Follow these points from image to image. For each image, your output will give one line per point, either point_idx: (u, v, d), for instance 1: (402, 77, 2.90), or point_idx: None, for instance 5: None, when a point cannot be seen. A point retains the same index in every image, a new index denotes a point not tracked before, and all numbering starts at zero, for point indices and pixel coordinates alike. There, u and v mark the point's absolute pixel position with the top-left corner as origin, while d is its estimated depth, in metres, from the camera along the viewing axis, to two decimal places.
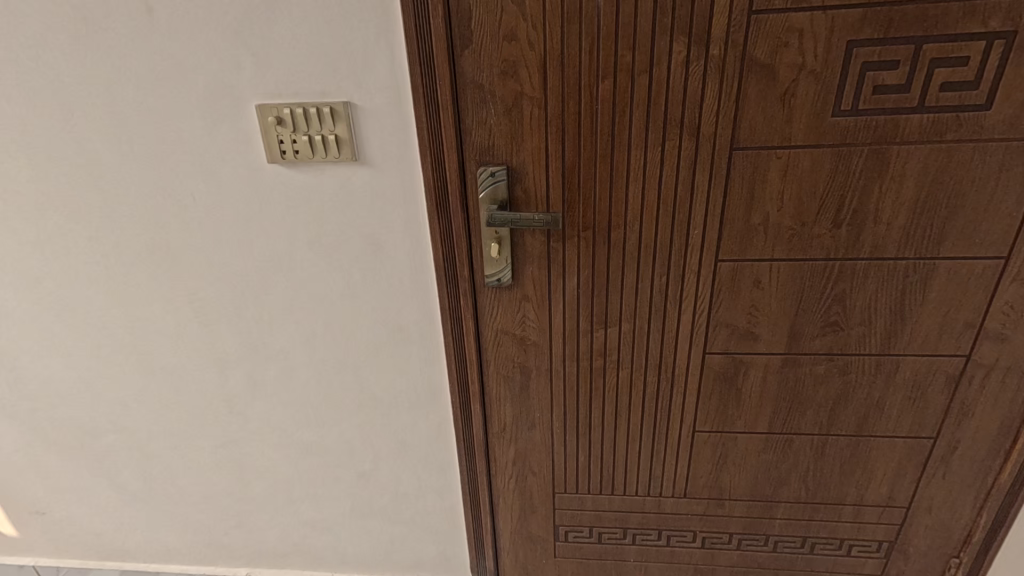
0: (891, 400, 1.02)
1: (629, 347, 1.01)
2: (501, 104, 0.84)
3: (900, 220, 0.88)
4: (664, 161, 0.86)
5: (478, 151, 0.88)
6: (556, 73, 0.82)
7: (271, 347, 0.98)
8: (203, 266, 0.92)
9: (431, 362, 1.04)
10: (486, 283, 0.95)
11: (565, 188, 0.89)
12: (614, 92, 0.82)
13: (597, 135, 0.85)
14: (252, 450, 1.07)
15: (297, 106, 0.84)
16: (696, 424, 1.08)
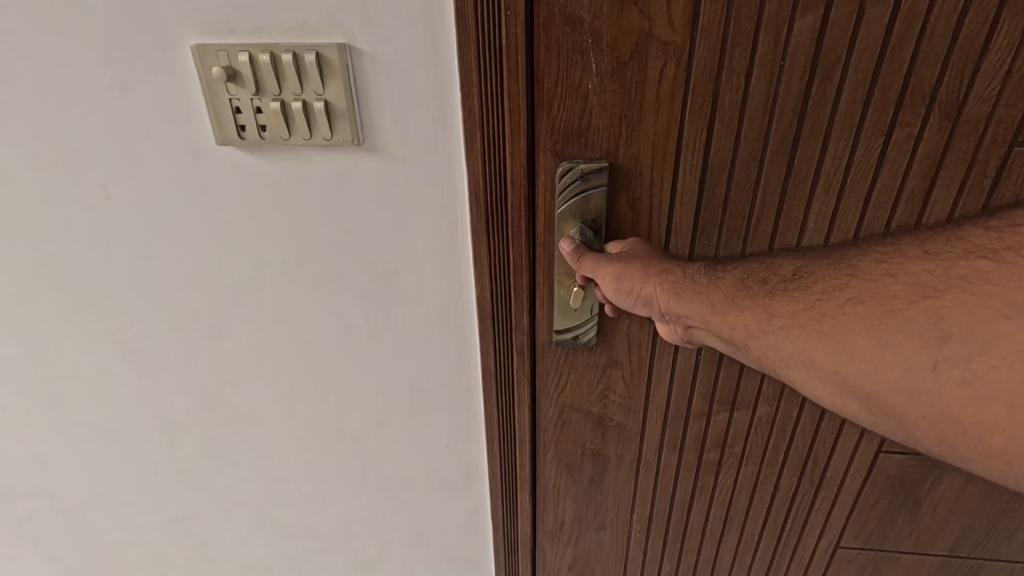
0: None
1: (763, 442, 0.68)
2: (608, 55, 0.50)
3: None
4: (886, 162, 0.54)
5: (558, 137, 0.53)
6: (716, 4, 0.47)
7: (244, 402, 0.74)
8: (151, 292, 0.67)
9: (464, 437, 0.73)
10: (555, 341, 0.63)
11: (703, 197, 0.56)
12: (824, 41, 0.48)
13: (775, 118, 0.52)
14: (236, 509, 0.86)
15: (260, 50, 0.50)
16: (842, 541, 0.76)
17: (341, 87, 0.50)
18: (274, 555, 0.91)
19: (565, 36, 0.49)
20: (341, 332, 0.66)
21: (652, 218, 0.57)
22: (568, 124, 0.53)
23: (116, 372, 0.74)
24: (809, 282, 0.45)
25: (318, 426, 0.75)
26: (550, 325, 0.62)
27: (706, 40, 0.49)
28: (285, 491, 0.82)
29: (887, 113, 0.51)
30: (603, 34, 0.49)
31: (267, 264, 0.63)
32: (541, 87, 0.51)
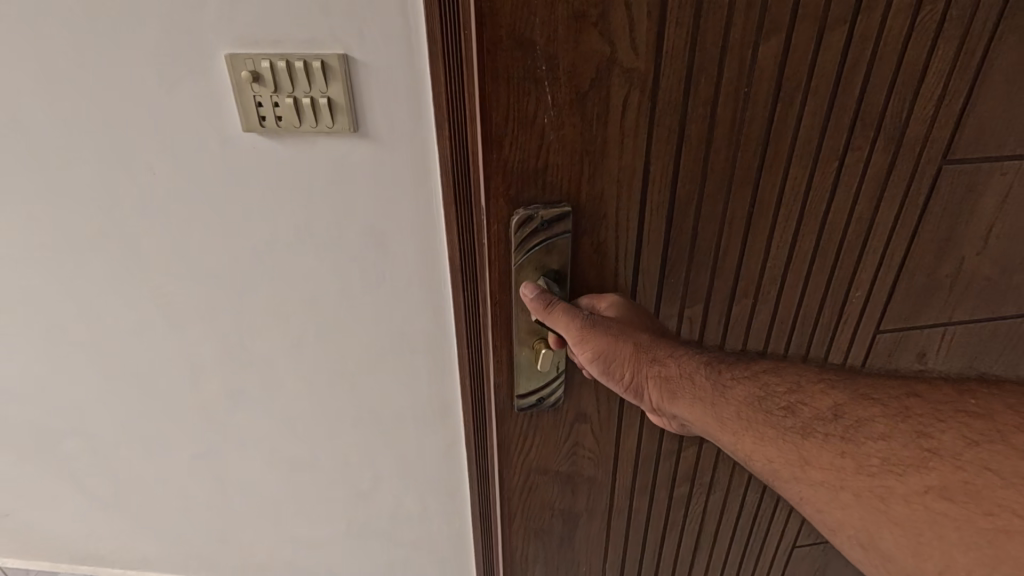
0: None
1: (725, 472, 0.89)
2: (567, 90, 0.57)
3: None
4: (841, 183, 0.66)
5: (515, 177, 0.61)
6: (683, 26, 0.54)
7: (258, 351, 0.89)
8: (181, 253, 0.81)
9: (443, 378, 0.88)
10: (521, 402, 0.74)
11: (670, 211, 0.64)
12: (786, 67, 0.57)
13: (741, 146, 0.61)
14: (249, 446, 1.02)
15: (278, 59, 0.65)
16: (798, 539, 0.99)
17: (341, 86, 0.65)
18: (283, 489, 1.07)
19: (527, 77, 0.56)
20: (339, 287, 0.81)
21: (617, 246, 0.66)
22: (526, 164, 0.61)
23: (152, 323, 0.89)
24: (843, 419, 0.47)
25: (321, 369, 0.90)
26: (516, 386, 0.73)
27: (668, 86, 0.57)
28: (294, 429, 0.98)
29: (842, 137, 0.63)
30: (559, 62, 0.55)
31: (281, 229, 0.77)
32: (491, 122, 0.58)
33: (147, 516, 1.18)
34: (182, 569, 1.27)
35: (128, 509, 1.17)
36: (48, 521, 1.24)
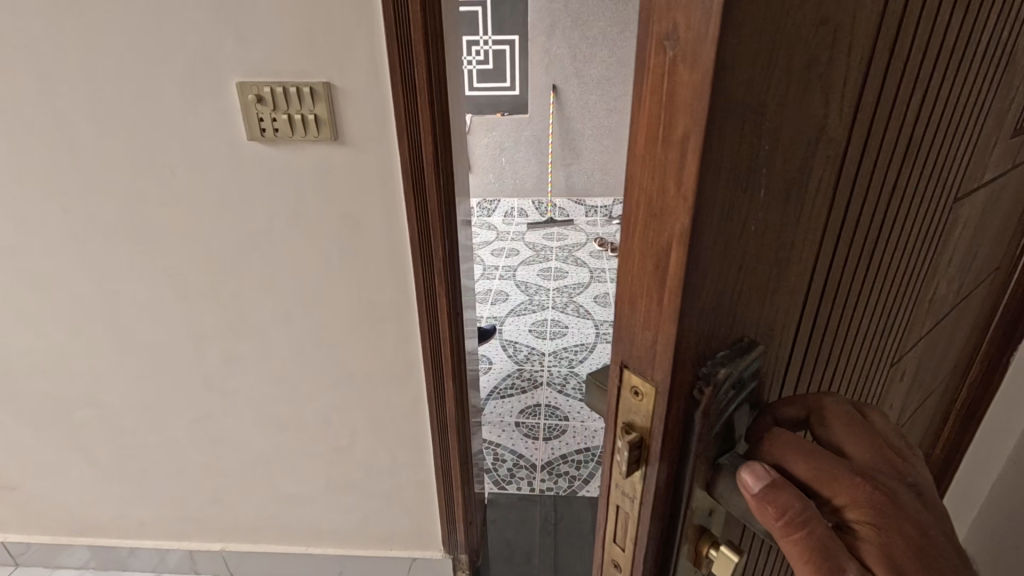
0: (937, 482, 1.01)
1: None
2: (778, 168, 0.31)
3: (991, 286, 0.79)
4: (907, 236, 0.50)
5: (706, 319, 0.31)
6: (870, 95, 0.34)
7: (252, 322, 1.08)
8: (191, 239, 1.00)
9: (407, 340, 1.07)
10: None
11: (803, 326, 0.40)
12: (914, 113, 0.40)
13: (871, 220, 0.42)
14: (242, 410, 1.19)
15: (277, 85, 0.86)
16: None
17: (325, 106, 0.86)
18: (270, 449, 1.24)
19: (725, 191, 0.28)
20: (323, 264, 1.01)
21: (773, 373, 0.39)
22: (720, 299, 0.32)
23: (163, 299, 1.07)
24: None
25: (307, 335, 1.09)
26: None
27: (874, 130, 0.36)
28: (282, 392, 1.16)
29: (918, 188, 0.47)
30: (780, 140, 0.30)
31: (275, 217, 0.97)
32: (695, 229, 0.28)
33: (145, 480, 1.32)
34: (174, 532, 1.41)
35: (128, 474, 1.32)
36: (51, 492, 1.37)
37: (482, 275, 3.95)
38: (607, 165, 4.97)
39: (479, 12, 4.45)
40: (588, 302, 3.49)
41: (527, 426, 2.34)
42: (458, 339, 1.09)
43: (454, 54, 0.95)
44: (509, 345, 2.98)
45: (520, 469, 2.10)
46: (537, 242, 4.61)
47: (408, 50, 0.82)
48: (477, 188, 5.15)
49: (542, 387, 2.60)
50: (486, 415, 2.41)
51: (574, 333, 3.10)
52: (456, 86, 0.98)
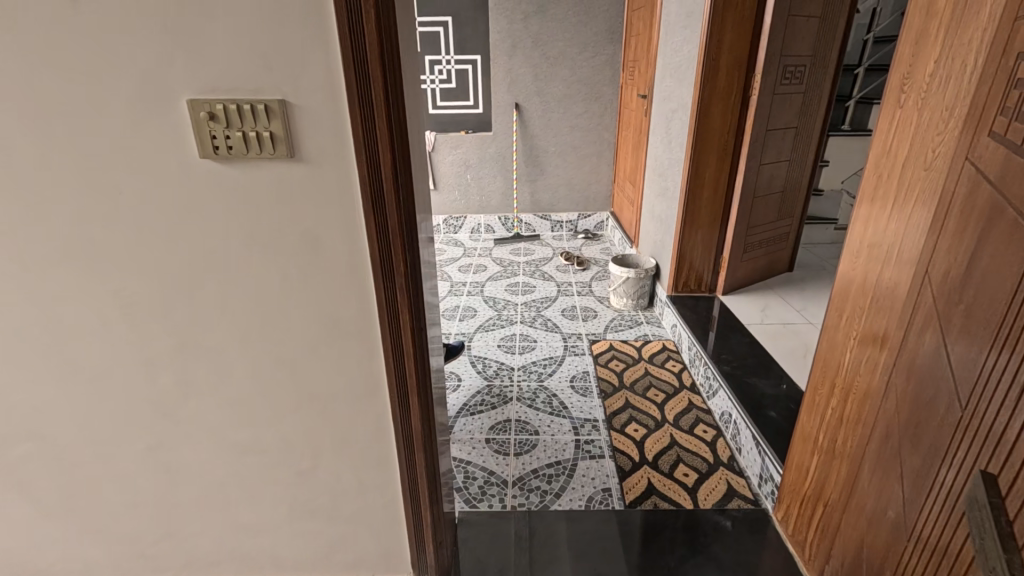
0: (863, 435, 1.14)
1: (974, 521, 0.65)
2: None
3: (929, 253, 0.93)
4: None
5: None
6: None
7: (206, 345, 1.05)
8: (136, 260, 0.97)
9: (369, 357, 1.06)
10: None
11: None
12: None
13: None
14: (194, 437, 1.14)
15: (230, 103, 0.85)
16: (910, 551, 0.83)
17: (280, 123, 0.86)
18: (227, 476, 1.19)
19: None
20: (280, 282, 0.99)
21: None
22: None
23: (108, 324, 1.03)
24: None
25: (266, 356, 1.06)
26: None
27: None
28: (239, 416, 1.12)
29: None
30: None
31: (230, 236, 0.95)
32: None
33: (93, 517, 1.25)
34: (123, 571, 1.33)
35: (70, 511, 1.24)
36: None
37: (449, 291, 3.93)
38: (570, 181, 5.07)
39: (440, 31, 4.52)
40: (556, 316, 3.52)
41: (497, 442, 2.33)
42: (422, 354, 1.08)
43: (411, 72, 0.97)
44: (477, 361, 2.97)
45: (492, 486, 2.09)
46: (504, 257, 4.64)
47: (363, 68, 0.82)
48: (443, 205, 5.16)
49: (511, 402, 2.60)
50: (456, 433, 2.38)
51: (542, 347, 3.11)
52: (413, 104, 0.99)
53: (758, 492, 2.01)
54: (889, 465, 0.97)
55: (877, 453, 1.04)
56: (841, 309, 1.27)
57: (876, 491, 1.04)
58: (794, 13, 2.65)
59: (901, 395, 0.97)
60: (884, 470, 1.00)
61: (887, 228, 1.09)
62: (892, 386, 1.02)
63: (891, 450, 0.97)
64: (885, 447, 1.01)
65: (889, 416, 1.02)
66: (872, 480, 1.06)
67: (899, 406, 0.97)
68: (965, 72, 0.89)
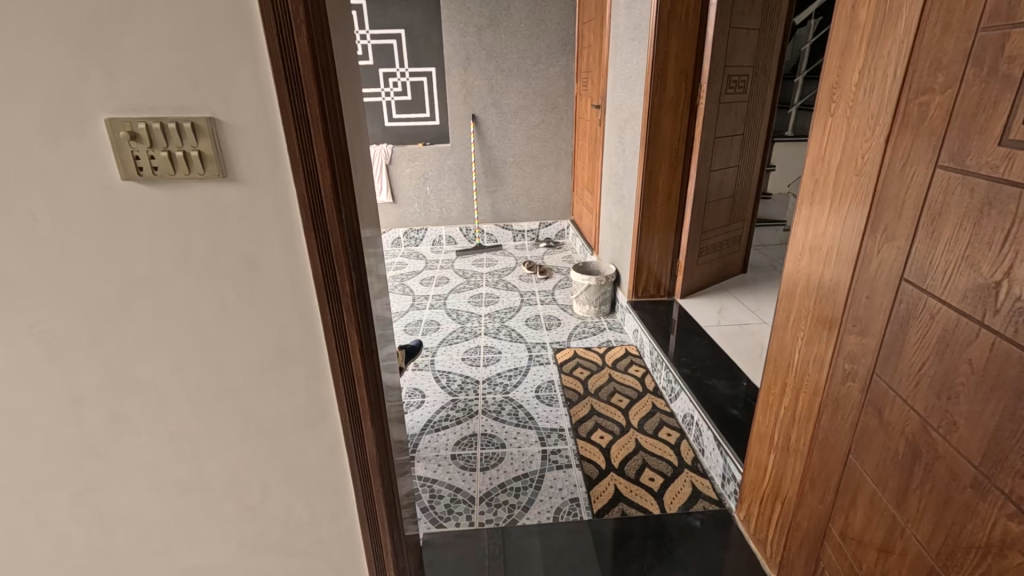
0: (825, 433, 1.14)
1: None
2: None
3: (884, 252, 0.95)
4: None
5: None
6: None
7: (138, 377, 0.98)
8: (53, 291, 0.90)
9: (318, 381, 1.01)
10: None
11: None
12: None
13: None
14: (128, 477, 1.07)
15: (153, 121, 0.80)
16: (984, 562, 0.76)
17: (209, 141, 0.82)
18: (168, 516, 1.11)
19: None
20: (217, 308, 0.94)
21: None
22: None
23: (26, 360, 0.95)
24: None
25: (204, 385, 1.00)
26: None
27: None
28: (180, 451, 1.05)
29: None
30: None
31: (160, 260, 0.89)
32: None
33: (21, 570, 1.15)
34: None
35: None
36: None
37: (411, 305, 3.87)
38: (530, 191, 5.10)
39: (393, 44, 4.51)
40: (519, 325, 3.51)
41: (463, 457, 2.29)
42: (374, 372, 1.05)
43: (350, 86, 0.94)
44: (442, 376, 2.92)
45: (458, 503, 2.04)
46: (467, 269, 4.61)
47: (297, 82, 0.80)
48: (402, 218, 5.10)
49: (477, 416, 2.56)
50: (421, 451, 2.33)
51: (507, 358, 3.10)
52: (354, 117, 0.96)
53: (722, 492, 2.04)
54: (896, 470, 0.93)
55: (862, 454, 1.01)
56: (787, 309, 1.29)
57: (871, 494, 1.00)
58: (735, 26, 2.76)
59: (887, 395, 0.94)
60: (883, 473, 0.96)
61: (826, 229, 1.12)
62: (867, 384, 1.00)
63: (892, 452, 0.94)
64: (876, 450, 0.97)
65: (868, 416, 0.99)
66: (859, 482, 1.02)
67: (889, 406, 0.94)
68: (887, 81, 0.93)
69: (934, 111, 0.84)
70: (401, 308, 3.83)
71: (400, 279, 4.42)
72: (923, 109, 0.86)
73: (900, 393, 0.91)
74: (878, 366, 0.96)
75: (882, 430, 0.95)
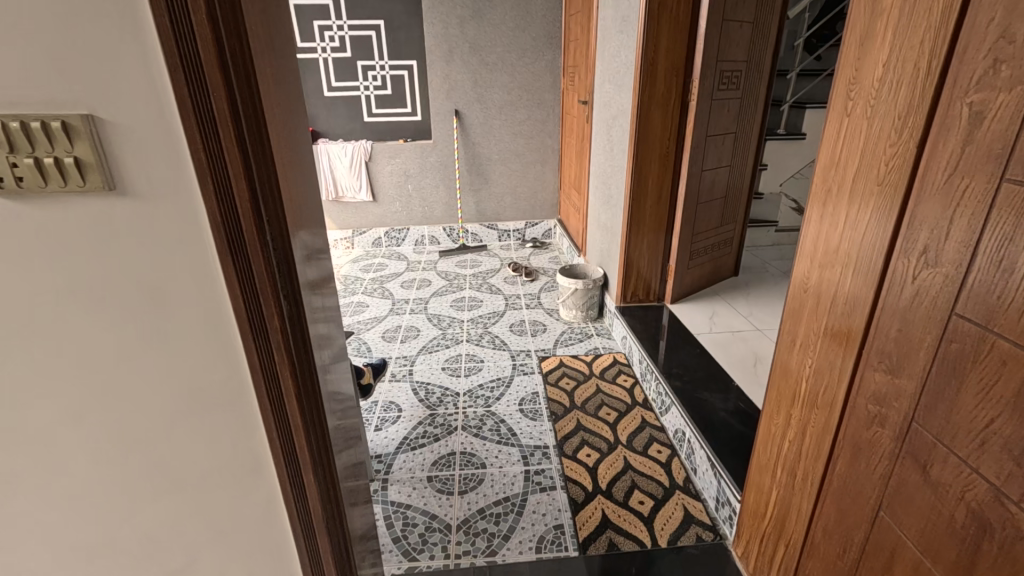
0: (846, 480, 0.98)
1: None
2: None
3: (924, 280, 0.80)
4: None
5: None
6: None
7: (25, 429, 0.81)
8: None
9: (248, 430, 0.85)
10: None
11: None
12: None
13: None
14: (25, 543, 0.90)
15: (13, 120, 0.63)
16: None
17: (87, 146, 0.65)
18: None
19: None
20: (115, 347, 0.77)
21: None
22: None
23: None
24: None
25: (108, 437, 0.83)
26: None
27: None
28: (85, 512, 0.88)
29: None
30: None
31: (38, 291, 0.72)
32: None
33: None
34: None
35: None
36: None
37: (391, 310, 3.70)
38: (516, 189, 4.94)
39: (372, 36, 4.37)
40: (503, 332, 3.35)
41: (441, 479, 2.13)
42: (314, 414, 0.89)
43: (277, 77, 0.77)
44: (420, 389, 2.75)
45: (433, 532, 1.89)
46: (450, 270, 4.44)
47: (197, 72, 0.63)
48: (383, 217, 4.90)
49: (456, 432, 2.40)
50: (394, 473, 2.17)
51: (489, 368, 2.94)
52: (283, 115, 0.79)
53: (716, 516, 1.92)
54: (949, 541, 0.77)
55: (900, 513, 0.85)
56: (793, 331, 1.15)
57: (912, 561, 0.84)
58: (729, 18, 2.61)
59: (936, 449, 0.78)
60: (930, 541, 0.80)
61: (840, 244, 0.98)
62: (903, 433, 0.84)
63: (945, 519, 0.77)
64: (921, 512, 0.81)
65: (907, 469, 0.83)
66: (895, 544, 0.86)
67: (939, 463, 0.78)
68: (924, 76, 0.78)
69: (994, 115, 0.68)
70: (380, 313, 3.65)
71: (380, 281, 4.23)
72: (978, 111, 0.70)
73: (955, 449, 0.75)
74: (917, 410, 0.81)
75: (929, 490, 0.79)
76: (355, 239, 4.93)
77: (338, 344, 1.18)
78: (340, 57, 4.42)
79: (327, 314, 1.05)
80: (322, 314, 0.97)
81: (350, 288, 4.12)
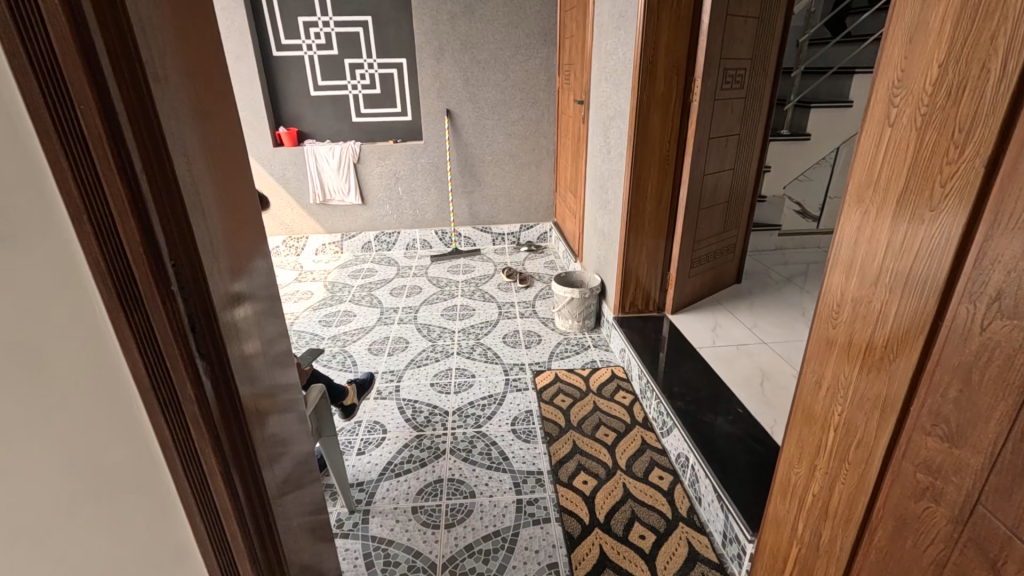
0: (886, 555, 0.85)
1: None
2: None
3: (998, 334, 0.65)
4: None
5: None
6: None
7: None
8: None
9: (165, 514, 0.69)
10: None
11: None
12: None
13: None
14: None
15: None
16: None
17: None
18: None
19: None
20: None
21: None
22: None
23: None
24: None
25: None
26: None
27: None
28: None
29: None
30: None
31: None
32: None
33: None
34: None
35: None
36: None
37: (379, 320, 3.53)
38: (510, 191, 4.78)
39: (359, 32, 4.21)
40: (496, 343, 3.20)
41: (427, 511, 1.99)
42: (249, 488, 0.74)
43: (183, 83, 0.61)
44: (407, 407, 2.59)
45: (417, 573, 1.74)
46: (441, 276, 4.28)
47: (58, 83, 0.47)
48: (373, 220, 4.74)
49: (444, 457, 2.25)
50: (377, 504, 2.02)
51: (481, 383, 2.78)
52: (194, 131, 0.64)
53: (722, 552, 1.77)
54: None
55: None
56: (817, 371, 1.01)
57: None
58: (733, 13, 2.46)
59: (1011, 542, 0.65)
60: None
61: (880, 277, 0.83)
62: (966, 515, 0.71)
63: None
64: None
65: (972, 560, 0.70)
66: None
67: (1014, 560, 0.65)
68: (1000, 80, 0.63)
69: None
70: (367, 323, 3.49)
71: (368, 288, 4.07)
72: None
73: None
74: (985, 491, 0.68)
75: None
76: (344, 244, 4.76)
77: (290, 387, 1.02)
78: (326, 54, 4.25)
79: (269, 358, 0.90)
80: (258, 361, 0.82)
81: (337, 295, 3.95)
